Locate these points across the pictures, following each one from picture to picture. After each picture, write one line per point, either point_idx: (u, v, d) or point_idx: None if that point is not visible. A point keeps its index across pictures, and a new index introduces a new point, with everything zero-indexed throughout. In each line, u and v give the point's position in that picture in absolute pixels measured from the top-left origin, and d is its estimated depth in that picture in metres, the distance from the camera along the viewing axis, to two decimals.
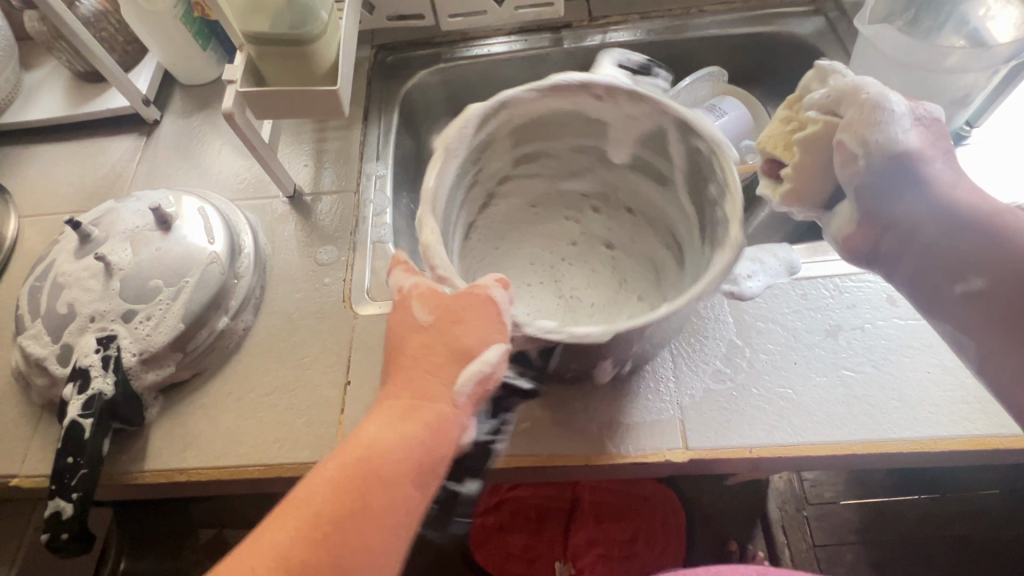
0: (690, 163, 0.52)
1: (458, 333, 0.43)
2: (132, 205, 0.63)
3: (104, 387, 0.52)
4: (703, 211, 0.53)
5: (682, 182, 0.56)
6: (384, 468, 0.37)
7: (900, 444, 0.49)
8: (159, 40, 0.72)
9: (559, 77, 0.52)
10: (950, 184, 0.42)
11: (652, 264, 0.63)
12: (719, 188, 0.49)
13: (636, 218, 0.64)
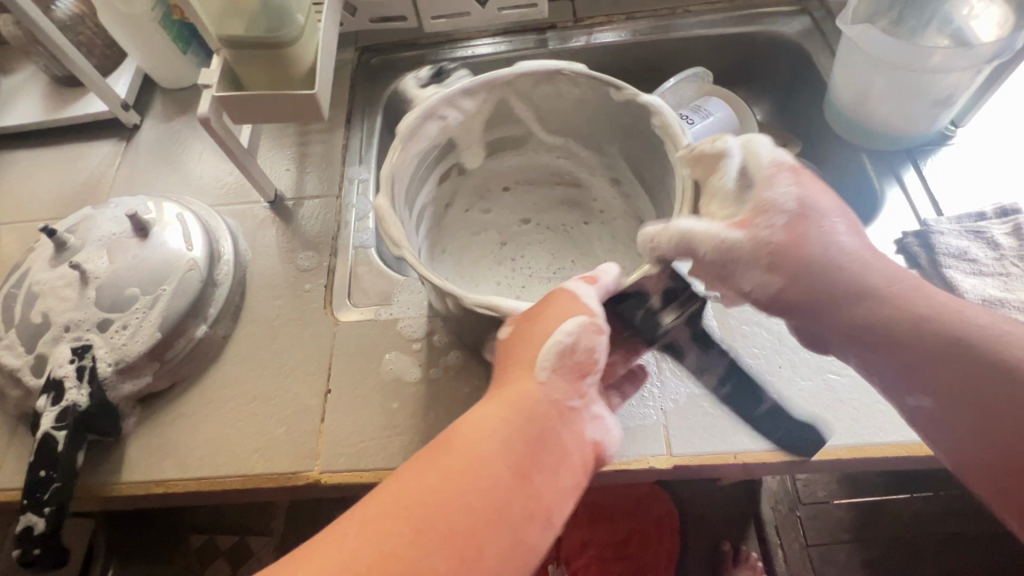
0: (560, 102, 0.58)
1: (538, 325, 0.42)
2: (109, 212, 0.62)
3: (78, 399, 0.51)
4: (603, 133, 0.60)
5: (545, 125, 0.62)
6: (465, 451, 0.37)
7: (886, 448, 0.48)
8: (138, 44, 0.71)
9: (408, 118, 0.51)
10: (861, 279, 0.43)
11: (569, 199, 0.69)
12: (633, 111, 0.53)
13: (522, 182, 0.69)
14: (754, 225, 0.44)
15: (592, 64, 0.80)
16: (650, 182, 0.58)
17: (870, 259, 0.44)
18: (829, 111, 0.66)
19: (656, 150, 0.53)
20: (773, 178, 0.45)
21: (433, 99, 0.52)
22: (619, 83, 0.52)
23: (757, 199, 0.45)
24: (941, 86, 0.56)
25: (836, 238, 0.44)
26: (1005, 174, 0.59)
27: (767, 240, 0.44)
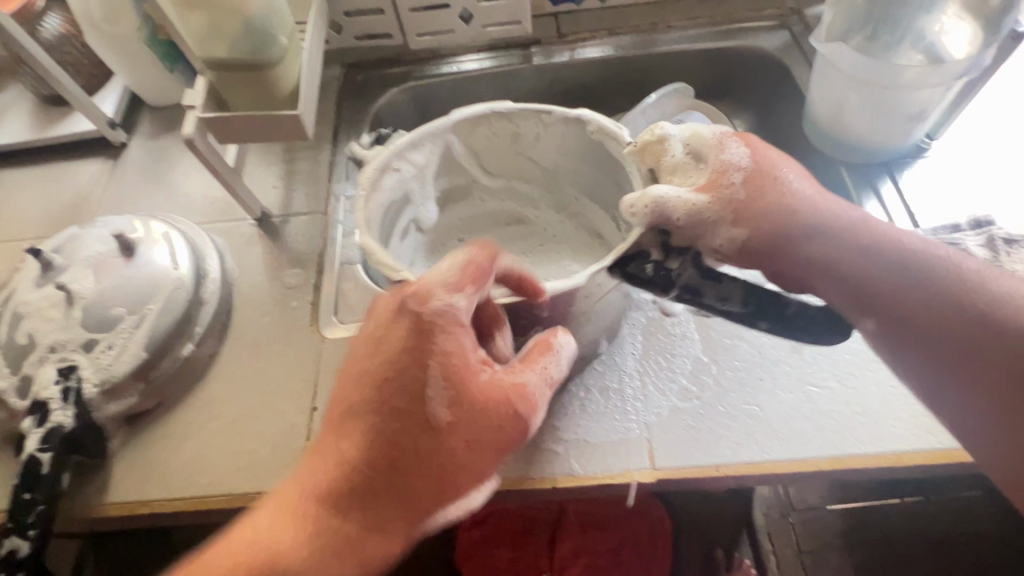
0: (497, 145, 0.61)
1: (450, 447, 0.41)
2: (94, 232, 0.62)
3: (63, 421, 0.51)
4: (539, 165, 0.63)
5: (486, 168, 0.64)
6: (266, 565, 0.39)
7: (866, 459, 0.49)
8: (125, 63, 0.72)
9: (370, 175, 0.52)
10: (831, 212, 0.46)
11: (523, 235, 0.69)
12: (570, 132, 0.57)
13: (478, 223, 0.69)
14: (718, 188, 0.46)
15: (576, 79, 0.81)
16: (606, 189, 0.60)
17: (828, 198, 0.47)
18: (807, 125, 0.67)
19: (605, 159, 0.56)
20: (722, 145, 0.47)
21: (385, 154, 0.54)
22: (548, 109, 0.56)
23: (713, 165, 0.47)
24: (913, 102, 0.58)
25: (794, 180, 0.47)
26: (979, 185, 0.60)
27: (733, 193, 0.46)
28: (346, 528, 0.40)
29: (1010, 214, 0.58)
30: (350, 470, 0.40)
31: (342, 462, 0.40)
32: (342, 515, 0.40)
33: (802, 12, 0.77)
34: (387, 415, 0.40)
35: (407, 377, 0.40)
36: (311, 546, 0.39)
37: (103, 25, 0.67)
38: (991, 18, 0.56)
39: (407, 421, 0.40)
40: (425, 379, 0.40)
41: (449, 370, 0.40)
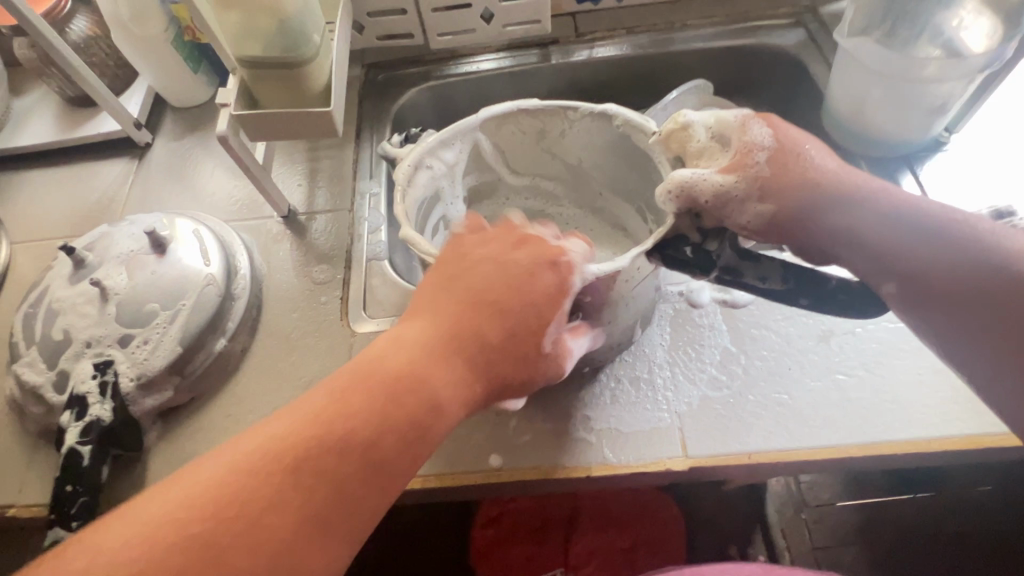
0: (523, 143, 0.62)
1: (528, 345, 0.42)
2: (125, 229, 0.63)
3: (102, 414, 0.52)
4: (563, 162, 0.64)
5: (512, 167, 0.65)
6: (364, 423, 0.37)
7: (895, 445, 0.50)
8: (151, 64, 0.73)
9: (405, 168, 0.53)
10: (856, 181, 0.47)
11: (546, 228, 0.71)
12: (595, 128, 0.58)
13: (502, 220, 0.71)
14: (742, 168, 0.46)
15: (594, 77, 0.82)
16: (630, 184, 0.61)
17: (851, 169, 0.48)
18: (826, 119, 0.68)
19: (630, 154, 0.57)
20: (745, 126, 0.47)
21: (416, 151, 0.55)
22: (574, 105, 0.56)
23: (738, 146, 0.47)
24: (935, 95, 0.58)
25: (816, 152, 0.47)
26: (998, 177, 0.61)
27: (759, 169, 0.46)
28: (425, 400, 0.38)
29: None
30: (444, 346, 0.40)
31: (438, 337, 0.40)
32: (427, 385, 0.39)
33: (817, 9, 0.78)
34: (490, 303, 0.41)
35: (518, 273, 0.43)
36: (394, 411, 0.38)
37: (131, 26, 0.68)
38: (1011, 13, 0.56)
39: (496, 330, 0.41)
40: (532, 282, 0.42)
41: (555, 277, 0.43)
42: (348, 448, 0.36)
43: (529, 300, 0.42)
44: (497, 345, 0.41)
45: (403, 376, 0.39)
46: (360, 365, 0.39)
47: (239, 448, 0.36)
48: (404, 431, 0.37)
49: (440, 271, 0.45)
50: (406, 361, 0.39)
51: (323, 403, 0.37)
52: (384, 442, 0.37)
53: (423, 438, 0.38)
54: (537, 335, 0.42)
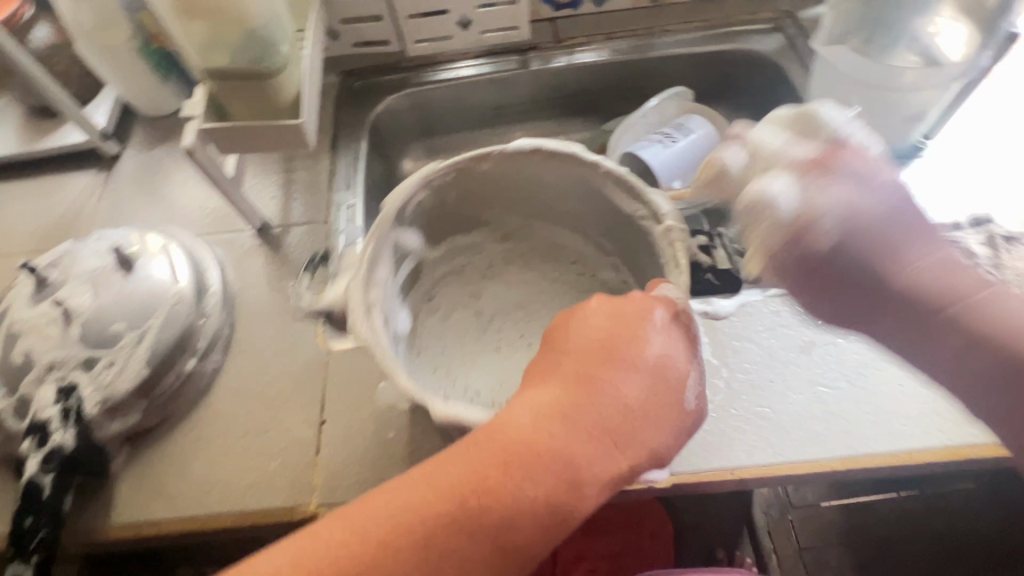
0: (430, 205, 0.54)
1: (665, 416, 0.39)
2: (91, 246, 0.60)
3: (64, 441, 0.50)
4: (470, 205, 0.57)
5: (438, 224, 0.57)
6: (500, 501, 0.34)
7: (876, 458, 0.50)
8: (118, 74, 0.70)
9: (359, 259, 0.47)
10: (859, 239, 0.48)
11: (476, 275, 0.62)
12: (537, 162, 0.51)
13: (441, 280, 0.61)
14: (781, 235, 0.50)
15: (574, 84, 0.81)
16: (560, 203, 0.56)
17: (904, 228, 0.47)
18: None
19: (561, 179, 0.53)
20: (797, 183, 0.49)
21: (358, 295, 0.46)
22: (485, 151, 0.51)
23: (789, 202, 0.49)
24: (914, 103, 0.59)
25: (866, 204, 0.48)
26: (979, 183, 0.61)
27: (801, 233, 0.49)
28: (568, 478, 0.35)
29: (1009, 211, 0.59)
30: (583, 413, 0.37)
31: (574, 404, 0.37)
32: (571, 459, 0.35)
33: (796, 14, 0.78)
34: (624, 367, 0.39)
35: (648, 333, 0.40)
36: (533, 485, 0.35)
37: (95, 35, 0.66)
38: (985, 21, 0.57)
39: (631, 397, 0.38)
40: (660, 344, 0.40)
41: (677, 338, 0.41)
42: (488, 526, 0.34)
43: (659, 366, 0.39)
44: (636, 414, 0.38)
45: (543, 449, 0.35)
46: (493, 433, 0.36)
47: (365, 514, 0.34)
48: (546, 510, 0.35)
49: (564, 328, 0.42)
50: (546, 432, 0.36)
51: (456, 473, 0.35)
52: (524, 521, 0.34)
53: (565, 517, 0.35)
54: (669, 402, 0.39)
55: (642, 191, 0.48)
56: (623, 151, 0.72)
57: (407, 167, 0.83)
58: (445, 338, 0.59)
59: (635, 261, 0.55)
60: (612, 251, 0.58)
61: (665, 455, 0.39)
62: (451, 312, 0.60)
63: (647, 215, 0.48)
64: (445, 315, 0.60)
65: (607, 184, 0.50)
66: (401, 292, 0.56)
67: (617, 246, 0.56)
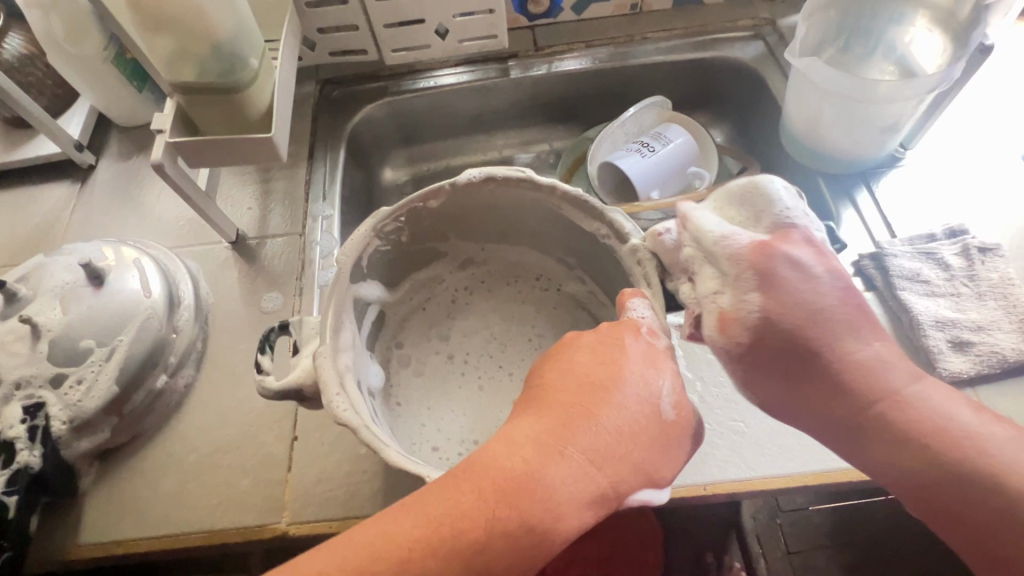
0: (383, 251, 0.52)
1: (649, 438, 0.37)
2: (62, 260, 0.60)
3: (31, 460, 0.49)
4: (426, 241, 0.56)
5: (401, 262, 0.56)
6: (475, 533, 0.32)
7: (850, 473, 0.49)
8: (91, 84, 0.69)
9: (334, 308, 0.45)
10: (825, 303, 0.40)
11: (442, 310, 0.61)
12: (496, 191, 0.50)
13: (409, 321, 0.60)
14: (732, 327, 0.41)
15: (555, 91, 0.80)
16: (519, 225, 0.56)
17: (858, 328, 0.40)
18: (784, 135, 0.68)
19: (517, 204, 0.52)
20: (742, 277, 0.40)
21: (330, 367, 0.42)
22: (433, 188, 0.49)
23: (732, 295, 0.41)
24: (888, 115, 0.58)
25: (819, 301, 0.40)
26: (954, 194, 0.61)
27: (752, 332, 0.40)
28: (546, 501, 0.33)
29: (983, 222, 0.59)
30: (559, 434, 0.35)
31: (550, 426, 0.35)
32: (547, 481, 0.33)
33: (776, 22, 0.78)
34: (601, 388, 0.37)
35: (626, 353, 0.39)
36: (510, 512, 0.32)
37: (65, 46, 0.65)
38: (958, 32, 0.56)
39: (613, 419, 0.36)
40: (639, 363, 0.39)
41: (658, 356, 0.40)
42: (461, 556, 0.31)
43: (640, 384, 0.38)
44: (617, 433, 0.36)
45: (518, 473, 0.33)
46: (466, 463, 0.35)
47: (329, 551, 0.32)
48: (523, 536, 0.32)
49: (541, 365, 0.41)
50: (520, 455, 0.34)
51: (427, 503, 0.33)
52: (500, 550, 0.32)
53: (546, 545, 0.32)
54: (652, 420, 0.37)
55: (602, 209, 0.48)
56: (602, 161, 0.72)
57: (387, 175, 0.83)
58: (422, 366, 0.58)
59: (602, 278, 0.55)
60: (574, 265, 0.58)
61: (654, 475, 0.36)
62: (425, 365, 0.58)
63: (610, 234, 0.48)
64: (418, 368, 0.58)
65: (563, 206, 0.50)
66: (367, 344, 0.55)
67: (579, 260, 0.57)
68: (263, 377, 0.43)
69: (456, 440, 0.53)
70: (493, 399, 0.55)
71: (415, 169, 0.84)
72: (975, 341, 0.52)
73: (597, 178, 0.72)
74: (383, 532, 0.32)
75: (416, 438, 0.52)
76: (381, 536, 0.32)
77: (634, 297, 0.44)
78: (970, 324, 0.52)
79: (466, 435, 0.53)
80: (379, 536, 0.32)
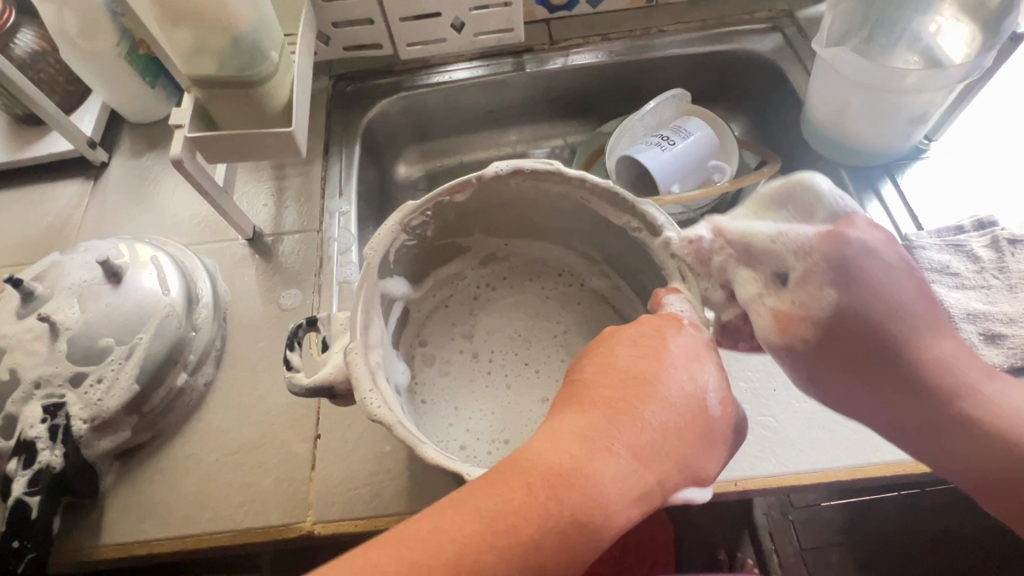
0: (408, 246, 0.51)
1: (694, 434, 0.36)
2: (78, 258, 0.59)
3: (52, 460, 0.49)
4: (449, 236, 0.55)
5: (424, 259, 0.56)
6: (526, 527, 0.31)
7: (882, 468, 0.49)
8: (104, 80, 0.69)
9: (364, 301, 0.45)
10: (892, 291, 0.40)
11: (465, 307, 0.60)
12: (521, 184, 0.50)
13: (431, 319, 0.59)
14: (796, 322, 0.40)
15: (571, 85, 0.80)
16: (544, 219, 0.55)
17: (926, 320, 0.40)
18: (806, 127, 0.67)
19: (543, 197, 0.52)
20: (815, 272, 0.40)
21: (362, 363, 0.41)
22: (460, 182, 0.48)
23: (800, 292, 0.40)
24: (915, 106, 0.57)
25: (892, 294, 0.39)
26: (979, 185, 0.61)
27: (820, 327, 0.40)
28: (596, 495, 0.32)
29: (1011, 214, 0.59)
30: (606, 428, 0.34)
31: (596, 420, 0.35)
32: (597, 475, 0.32)
33: (794, 14, 0.77)
34: (646, 382, 0.37)
35: (669, 346, 0.39)
36: (561, 506, 0.31)
37: (79, 41, 0.64)
38: (989, 21, 0.56)
39: (659, 413, 0.35)
40: (682, 357, 0.38)
41: (700, 349, 0.39)
42: (513, 553, 0.30)
43: (684, 378, 0.37)
44: (662, 428, 0.35)
45: (567, 467, 0.32)
46: (512, 457, 0.34)
47: (377, 547, 0.30)
48: (573, 531, 0.31)
49: (581, 361, 0.40)
50: (567, 449, 0.33)
51: (475, 498, 0.32)
52: (551, 547, 0.31)
53: (597, 542, 0.31)
54: (696, 415, 0.37)
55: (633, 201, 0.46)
56: (621, 154, 0.71)
57: (401, 172, 0.82)
58: (446, 363, 0.57)
59: (629, 272, 0.54)
60: (600, 259, 0.57)
61: (696, 472, 0.36)
62: (449, 364, 0.57)
63: (640, 226, 0.47)
64: (442, 366, 0.57)
65: (591, 199, 0.49)
66: (393, 342, 0.54)
67: (604, 254, 0.56)
68: (292, 374, 0.43)
69: (484, 438, 0.52)
70: (518, 396, 0.55)
71: (429, 165, 0.83)
72: (1008, 333, 0.51)
73: (614, 170, 0.71)
74: (435, 523, 0.31)
75: (444, 437, 0.52)
76: (434, 529, 0.31)
77: (670, 293, 0.44)
78: (1002, 317, 0.52)
79: (491, 433, 0.52)
80: (432, 528, 0.31)
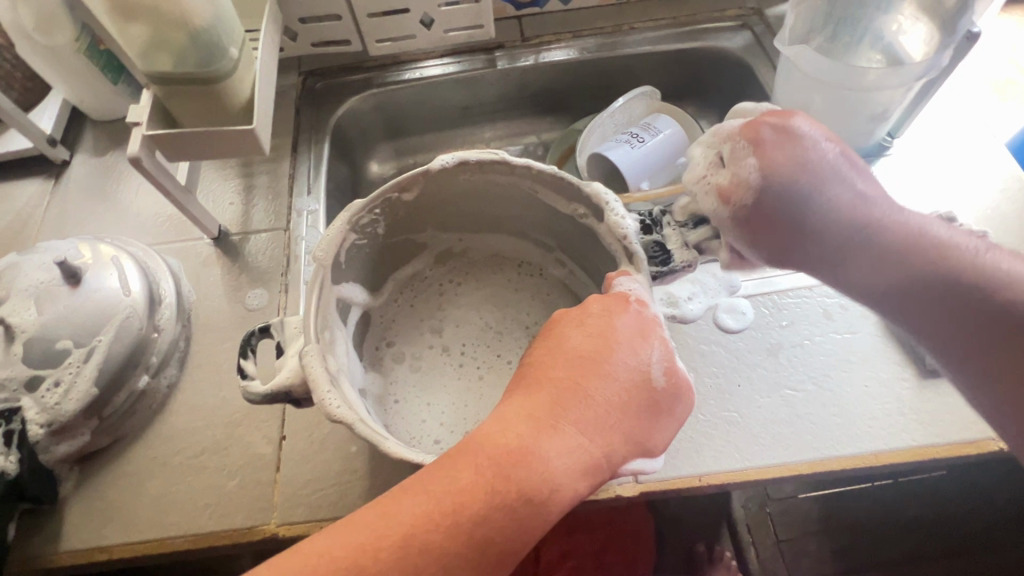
0: (359, 245, 0.51)
1: (640, 410, 0.36)
2: (35, 259, 0.57)
3: (6, 466, 0.48)
4: (403, 233, 0.55)
5: (381, 258, 0.55)
6: (472, 506, 0.31)
7: (844, 462, 0.49)
8: (63, 76, 0.67)
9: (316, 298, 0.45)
10: (838, 178, 0.48)
11: (432, 302, 0.60)
12: (464, 180, 0.50)
13: (397, 320, 0.59)
14: (734, 192, 0.48)
15: (543, 82, 0.79)
16: (498, 211, 0.55)
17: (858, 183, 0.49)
18: None
19: (493, 189, 0.52)
20: (741, 149, 0.49)
21: (318, 366, 0.41)
22: (408, 177, 0.48)
23: (734, 167, 0.49)
24: (876, 102, 0.58)
25: (825, 171, 0.48)
26: (941, 181, 0.62)
27: (753, 189, 0.48)
28: (542, 472, 0.32)
29: (970, 209, 0.60)
30: (551, 410, 0.34)
31: (540, 403, 0.35)
32: (543, 454, 0.32)
33: (763, 12, 0.77)
34: (592, 362, 0.36)
35: (615, 325, 0.38)
36: (505, 483, 0.31)
37: (35, 36, 0.62)
38: (944, 19, 0.57)
39: (600, 390, 0.35)
40: (626, 334, 0.38)
41: (648, 325, 0.38)
42: (461, 532, 0.30)
43: (628, 354, 0.37)
44: (607, 404, 0.35)
45: (512, 447, 0.32)
46: (461, 443, 0.33)
47: (331, 538, 0.30)
48: (520, 508, 0.31)
49: (531, 345, 0.40)
50: (513, 431, 0.33)
51: (425, 483, 0.32)
52: (498, 521, 0.31)
53: (545, 516, 0.32)
54: (642, 390, 0.37)
55: (579, 186, 0.46)
56: (591, 152, 0.71)
57: (373, 170, 0.81)
58: (417, 356, 0.57)
59: (584, 259, 0.54)
60: (555, 247, 0.57)
61: (643, 444, 0.36)
62: (419, 359, 0.57)
63: (588, 212, 0.47)
64: (413, 362, 0.56)
65: (537, 188, 0.49)
66: (355, 345, 0.54)
67: (558, 242, 0.56)
68: (247, 383, 0.42)
69: (457, 430, 0.52)
70: (489, 391, 0.54)
71: (401, 162, 0.83)
72: None
73: (585, 167, 0.71)
74: (387, 510, 0.31)
75: (416, 431, 0.52)
76: (387, 514, 0.31)
77: (621, 275, 0.43)
78: None
79: (463, 425, 0.52)
80: (382, 514, 0.31)
